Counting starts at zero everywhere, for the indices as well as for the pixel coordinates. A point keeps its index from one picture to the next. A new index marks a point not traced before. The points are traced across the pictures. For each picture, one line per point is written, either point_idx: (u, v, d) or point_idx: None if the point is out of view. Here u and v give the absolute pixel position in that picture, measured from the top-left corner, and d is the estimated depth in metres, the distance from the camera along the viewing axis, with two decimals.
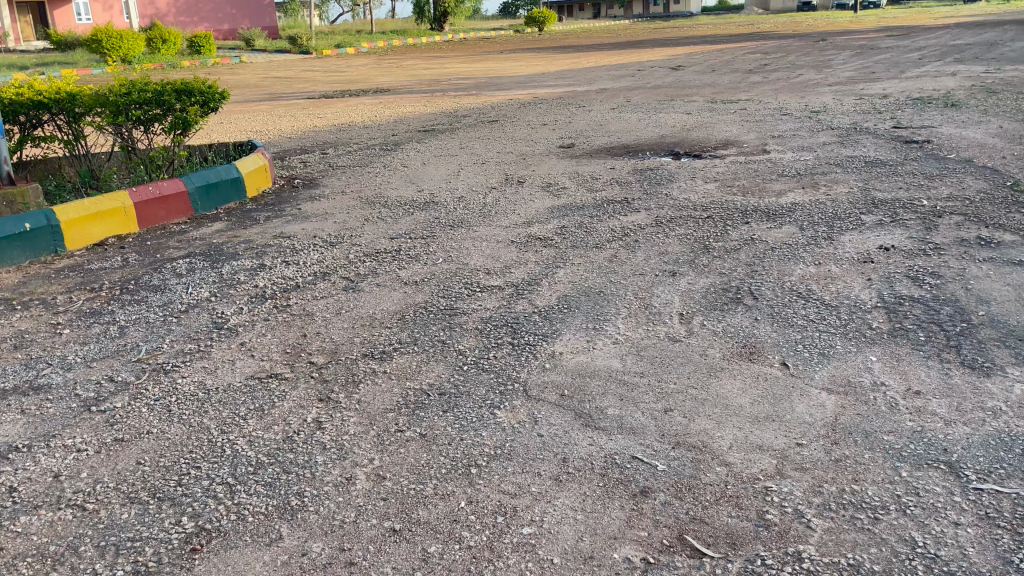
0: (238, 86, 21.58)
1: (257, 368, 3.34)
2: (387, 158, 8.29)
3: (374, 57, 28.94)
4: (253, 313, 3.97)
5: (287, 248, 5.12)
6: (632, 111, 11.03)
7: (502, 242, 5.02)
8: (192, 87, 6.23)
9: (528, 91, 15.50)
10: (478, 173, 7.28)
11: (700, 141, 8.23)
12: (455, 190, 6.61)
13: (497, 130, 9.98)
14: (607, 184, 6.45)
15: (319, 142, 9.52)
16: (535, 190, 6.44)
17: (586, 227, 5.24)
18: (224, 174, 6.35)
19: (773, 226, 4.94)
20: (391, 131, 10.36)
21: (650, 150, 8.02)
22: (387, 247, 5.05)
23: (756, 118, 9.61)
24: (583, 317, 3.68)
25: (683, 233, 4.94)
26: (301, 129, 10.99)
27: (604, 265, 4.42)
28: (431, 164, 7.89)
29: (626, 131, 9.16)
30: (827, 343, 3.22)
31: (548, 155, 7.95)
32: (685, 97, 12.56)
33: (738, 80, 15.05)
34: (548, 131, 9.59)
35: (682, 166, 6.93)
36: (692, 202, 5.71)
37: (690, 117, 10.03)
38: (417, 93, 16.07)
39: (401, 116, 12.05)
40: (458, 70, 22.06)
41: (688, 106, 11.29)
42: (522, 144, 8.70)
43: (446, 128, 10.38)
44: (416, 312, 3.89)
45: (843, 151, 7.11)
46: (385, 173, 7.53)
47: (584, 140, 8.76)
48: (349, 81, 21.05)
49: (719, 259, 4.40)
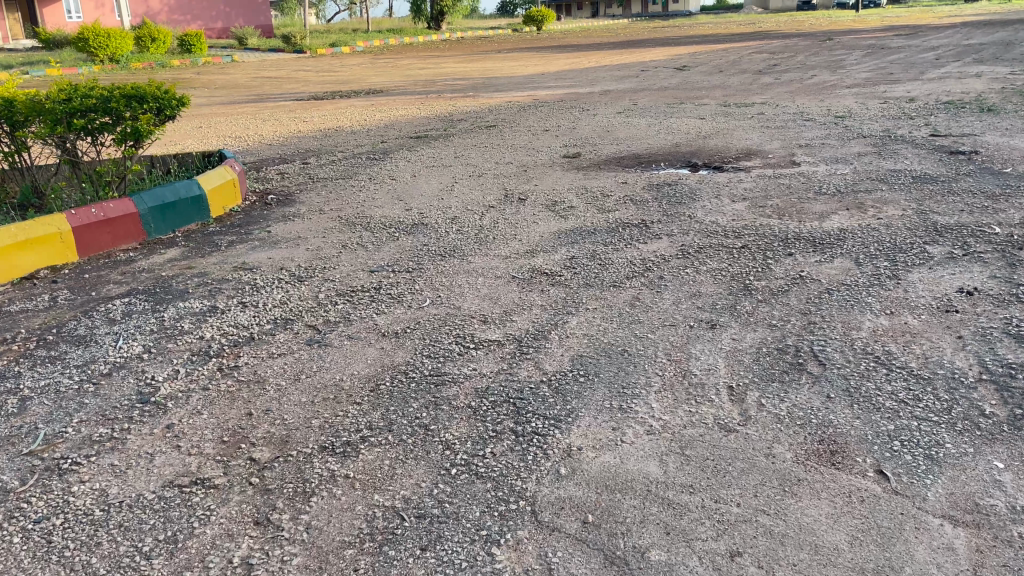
0: (227, 87, 20.78)
1: (180, 470, 2.55)
2: (374, 170, 7.50)
3: (368, 57, 28.13)
4: (190, 379, 3.18)
5: (247, 284, 4.32)
6: (641, 115, 10.26)
7: (502, 278, 4.24)
8: (145, 93, 5.40)
9: (527, 93, 14.72)
10: (474, 188, 6.50)
11: (719, 151, 7.45)
12: (447, 209, 5.82)
13: (495, 136, 9.21)
14: (620, 203, 5.67)
15: (300, 150, 8.73)
16: (538, 210, 5.66)
17: (600, 258, 4.45)
18: (184, 193, 5.56)
19: (822, 259, 4.16)
20: (380, 138, 9.58)
21: (664, 160, 7.24)
22: (364, 283, 4.26)
23: (777, 123, 8.83)
24: (604, 390, 2.88)
25: (716, 268, 4.16)
26: (284, 134, 10.20)
27: (624, 312, 3.63)
28: (422, 176, 7.11)
29: (636, 139, 8.39)
30: (933, 440, 2.44)
31: (553, 167, 7.18)
32: (695, 100, 11.76)
33: (748, 82, 14.26)
34: (550, 138, 8.81)
35: (703, 182, 6.16)
36: (720, 225, 4.93)
37: (704, 122, 9.26)
38: (412, 95, 15.29)
39: (393, 120, 11.27)
40: (454, 70, 21.28)
41: (700, 110, 10.51)
42: (522, 153, 7.92)
43: (440, 134, 9.60)
44: (392, 378, 3.09)
45: (883, 163, 6.33)
46: (369, 187, 6.74)
47: (591, 149, 7.99)
48: (341, 81, 20.27)
49: (766, 305, 3.61)
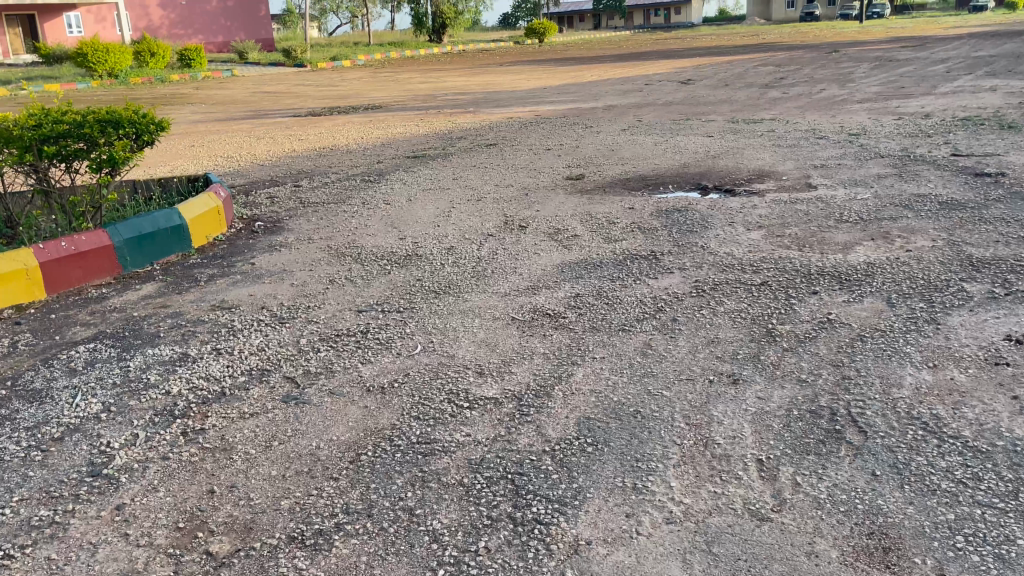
0: (225, 102, 20.53)
1: (124, 568, 2.19)
2: (368, 193, 7.17)
3: (370, 71, 27.92)
4: (149, 447, 2.83)
5: (224, 326, 3.98)
6: (647, 133, 9.94)
7: (501, 319, 3.89)
8: (122, 117, 5.07)
9: (529, 108, 14.42)
10: (473, 214, 6.16)
11: (729, 172, 7.12)
12: (444, 238, 5.49)
13: (496, 155, 8.89)
14: (627, 231, 5.33)
15: (293, 172, 8.41)
16: (540, 239, 5.32)
17: (607, 296, 4.11)
18: (162, 222, 5.23)
19: (851, 299, 3.81)
20: (377, 157, 9.26)
21: (673, 182, 6.90)
22: (351, 326, 3.91)
23: (788, 141, 8.51)
24: (615, 463, 2.53)
25: (735, 309, 3.81)
26: (278, 154, 9.89)
27: (635, 362, 3.28)
28: (418, 200, 6.78)
29: (642, 158, 8.06)
30: (1002, 535, 2.09)
31: (555, 190, 6.84)
32: (701, 116, 11.44)
33: (755, 96, 13.95)
34: (553, 158, 8.48)
35: (715, 208, 5.82)
36: (736, 257, 4.59)
37: (713, 140, 8.94)
38: (411, 110, 15.01)
39: (391, 138, 10.97)
40: (455, 84, 21.03)
41: (708, 127, 10.19)
42: (524, 175, 7.60)
43: (439, 153, 9.28)
44: (375, 446, 2.74)
45: (905, 186, 6.00)
46: (363, 213, 6.41)
47: (595, 169, 7.67)
48: (340, 96, 20.02)
49: (793, 354, 3.26)
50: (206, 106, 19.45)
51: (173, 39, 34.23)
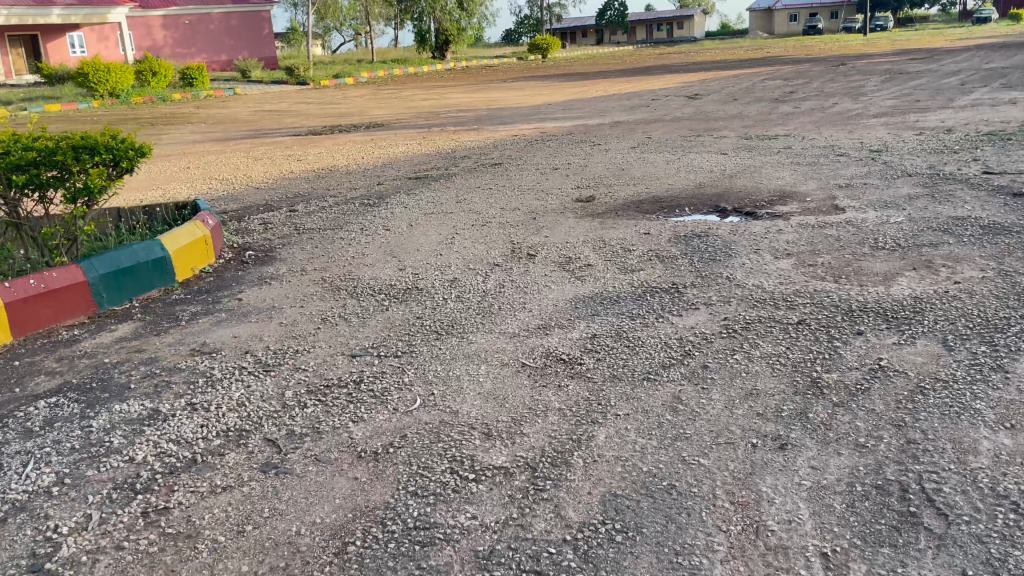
0: (225, 121, 20.25)
1: None
2: (367, 218, 6.79)
3: (373, 88, 27.68)
4: (102, 533, 2.43)
5: (202, 376, 3.58)
6: (657, 151, 9.57)
7: (510, 365, 3.49)
8: (98, 143, 4.69)
9: (534, 125, 14.06)
10: (478, 240, 5.77)
11: (748, 193, 6.73)
12: (447, 268, 5.10)
13: (501, 176, 8.52)
14: (645, 260, 4.93)
15: (288, 195, 8.04)
16: (550, 269, 4.93)
17: (627, 337, 3.70)
18: (143, 255, 4.85)
19: (902, 342, 3.40)
20: (377, 179, 8.89)
21: (689, 204, 6.51)
22: (343, 374, 3.51)
23: (807, 159, 8.12)
24: (650, 559, 2.12)
25: (772, 353, 3.40)
26: (275, 176, 9.53)
27: (665, 421, 2.87)
28: (419, 225, 6.40)
29: (655, 178, 7.68)
30: None
31: (565, 214, 6.45)
32: (712, 133, 11.06)
33: (766, 111, 13.58)
34: (561, 178, 8.10)
35: (737, 233, 5.42)
36: (767, 291, 4.18)
37: (727, 158, 8.56)
38: (413, 128, 14.69)
39: (392, 158, 10.61)
40: (459, 101, 20.74)
41: (720, 144, 9.80)
42: (531, 197, 7.21)
43: (442, 174, 8.91)
44: (366, 533, 2.34)
45: (941, 208, 5.60)
46: (360, 240, 6.03)
47: (605, 191, 7.28)
48: (342, 114, 19.73)
49: (846, 411, 2.85)
50: (206, 125, 19.17)
51: (176, 58, 34.16)
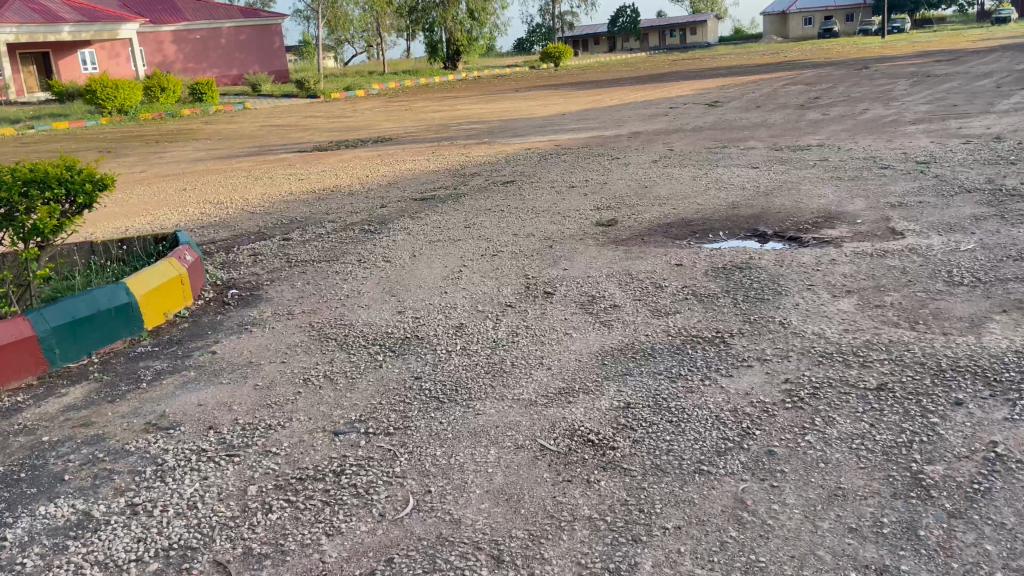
0: (231, 137, 19.77)
1: None
2: (367, 248, 6.17)
3: (383, 100, 27.17)
4: None
5: (152, 464, 2.94)
6: (681, 165, 8.92)
7: (525, 448, 2.83)
8: (50, 177, 4.07)
9: (548, 137, 13.42)
10: (488, 274, 5.14)
11: (789, 214, 6.06)
12: (453, 310, 4.46)
13: (513, 195, 7.89)
14: (681, 300, 4.27)
15: (283, 221, 7.44)
16: (572, 310, 4.28)
17: (669, 407, 3.03)
18: (106, 302, 4.24)
19: (1017, 418, 2.73)
20: (380, 200, 8.28)
21: (724, 228, 5.84)
22: (321, 461, 2.87)
23: (848, 173, 7.45)
24: None
25: (852, 434, 2.73)
26: (274, 198, 8.94)
27: (729, 541, 2.21)
28: (423, 256, 5.77)
29: (683, 197, 7.02)
30: None
31: (585, 240, 5.80)
32: (738, 143, 10.38)
33: (792, 119, 12.89)
34: (579, 197, 7.45)
35: (783, 263, 4.76)
36: (831, 343, 3.51)
37: (759, 173, 7.89)
38: (422, 142, 14.11)
39: (398, 176, 10.02)
40: (470, 112, 20.16)
41: (749, 156, 9.13)
42: (547, 220, 6.58)
43: (450, 194, 8.30)
44: None
45: (1017, 232, 4.91)
46: (355, 275, 5.40)
47: (629, 212, 6.64)
48: (350, 128, 19.21)
49: (967, 529, 2.20)
50: (211, 141, 18.68)
51: (187, 73, 33.81)
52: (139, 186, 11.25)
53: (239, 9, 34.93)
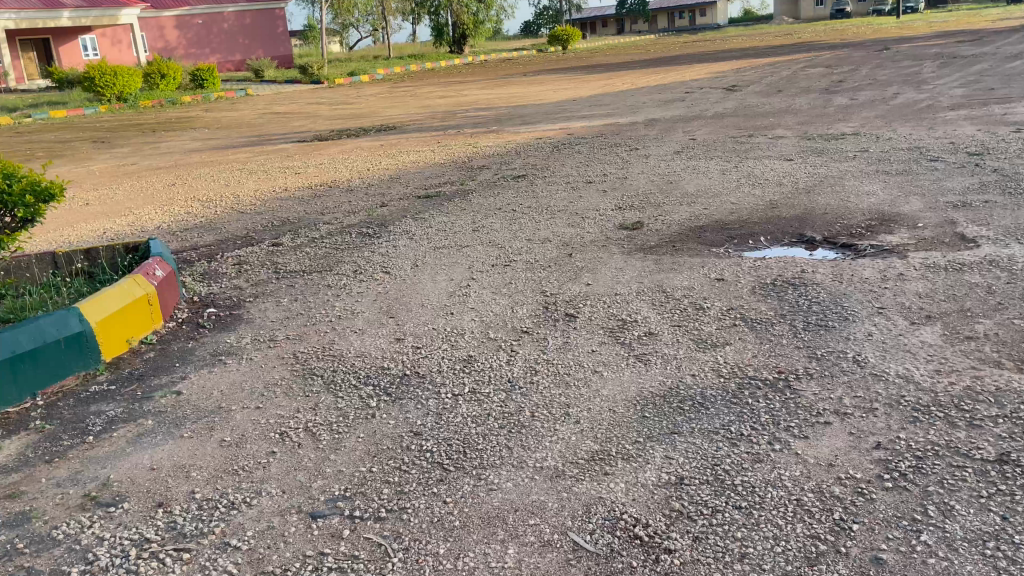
0: (231, 125, 19.14)
1: None
2: (365, 255, 5.55)
3: (388, 86, 26.48)
4: None
5: (80, 564, 2.32)
6: (706, 156, 8.26)
7: (554, 546, 2.20)
8: None
9: (559, 125, 12.74)
10: (500, 290, 4.50)
11: (835, 216, 5.41)
12: (461, 337, 3.84)
13: (525, 192, 7.26)
14: (729, 327, 3.63)
15: (275, 222, 6.81)
16: (601, 339, 3.64)
17: (733, 485, 2.40)
18: (56, 331, 3.62)
19: None
20: (381, 198, 7.65)
21: (765, 233, 5.20)
22: (293, 563, 2.24)
23: (894, 165, 6.78)
24: None
25: (981, 534, 2.11)
26: (267, 194, 8.32)
27: None
28: (427, 267, 5.14)
29: (714, 195, 6.38)
30: None
31: (608, 248, 5.16)
32: (764, 132, 9.69)
33: (818, 104, 12.17)
34: (599, 195, 6.80)
35: (842, 278, 4.12)
36: (924, 391, 2.86)
37: (794, 166, 7.23)
38: (427, 131, 13.47)
39: (401, 168, 9.39)
40: (477, 98, 19.48)
41: (779, 146, 8.45)
42: (564, 221, 5.95)
43: (457, 190, 7.68)
44: None
45: None
46: (349, 290, 4.77)
47: (655, 212, 6.00)
48: (354, 115, 18.56)
49: None
50: (209, 131, 18.08)
51: (189, 59, 33.12)
52: (129, 181, 10.65)
53: None
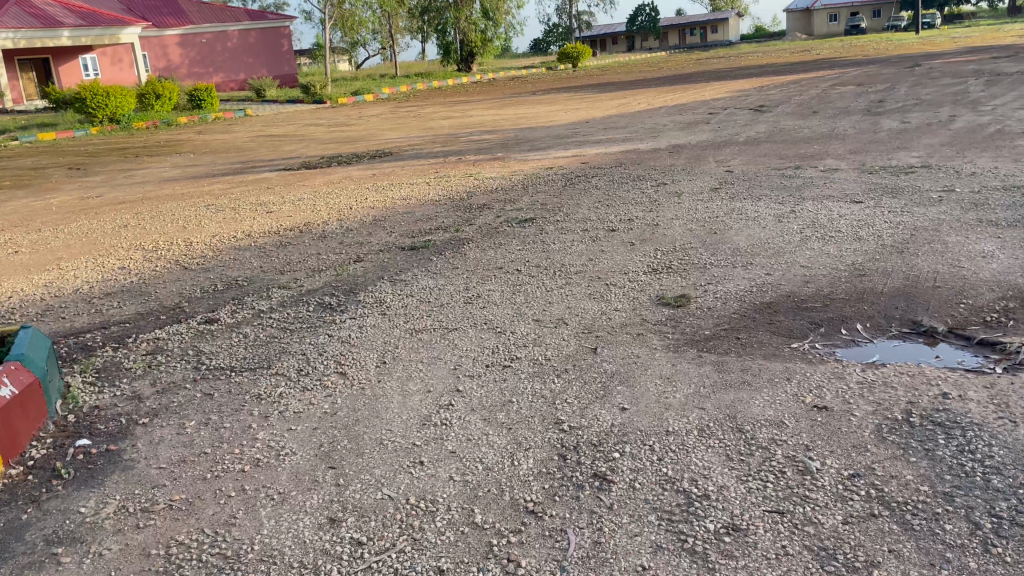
0: (221, 149, 17.92)
1: None
2: (321, 342, 4.17)
3: (392, 106, 25.33)
4: None
5: None
6: (751, 194, 6.88)
7: None
8: None
9: (572, 151, 11.40)
10: (497, 415, 3.10)
11: (953, 290, 4.00)
12: (430, 520, 2.44)
13: (533, 242, 5.90)
14: (866, 521, 2.23)
15: (219, 284, 5.45)
16: (656, 538, 2.24)
17: None
18: None
19: None
20: (358, 248, 6.29)
21: (861, 318, 3.80)
22: None
23: (1000, 212, 5.39)
24: None
25: None
26: (226, 240, 6.99)
27: None
28: (397, 365, 3.75)
29: (775, 252, 5.00)
30: None
31: (646, 338, 3.76)
32: (812, 163, 8.31)
33: (864, 128, 10.78)
34: (625, 250, 5.42)
35: (1017, 415, 2.72)
36: None
37: (866, 210, 5.85)
38: (426, 157, 12.20)
39: (388, 206, 8.07)
40: (483, 119, 18.22)
41: (839, 183, 7.06)
42: (582, 291, 4.57)
43: (450, 237, 6.34)
44: None
45: None
46: (284, 409, 3.38)
47: (701, 278, 4.62)
48: (351, 138, 17.33)
49: None
50: (195, 155, 16.87)
51: (190, 78, 31.92)
52: (82, 218, 9.33)
53: (246, 11, 33.08)
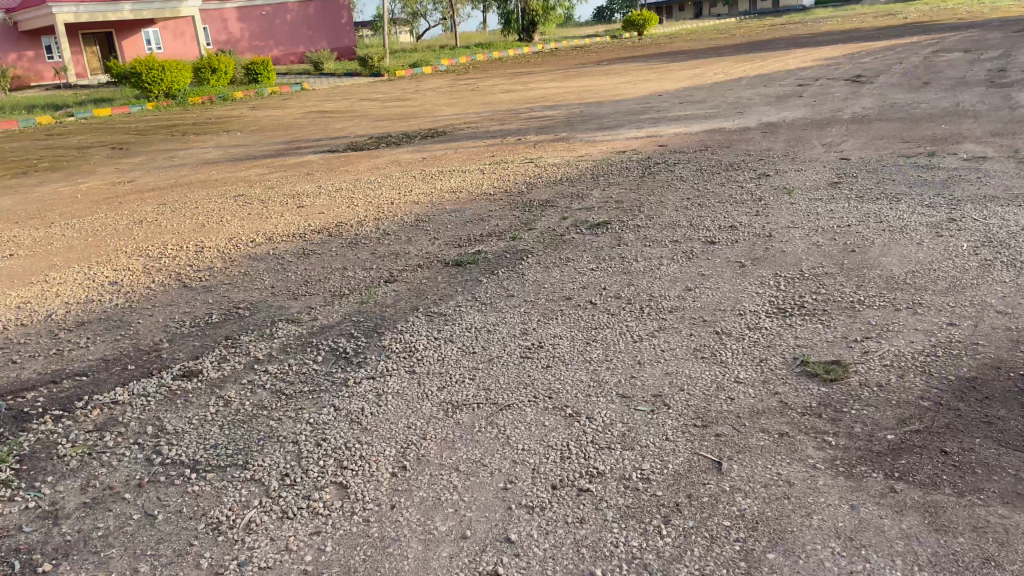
0: (270, 126, 17.02)
1: None
2: (324, 418, 3.01)
3: (451, 78, 24.12)
4: None
5: None
6: (883, 191, 5.48)
7: None
8: None
9: (648, 130, 10.04)
10: None
11: None
12: None
13: (609, 257, 4.65)
14: None
15: (217, 313, 4.34)
16: None
17: None
18: None
19: None
20: (393, 260, 5.13)
21: None
22: None
23: None
24: None
25: None
26: (243, 245, 5.92)
27: None
28: (421, 476, 2.56)
29: (947, 285, 3.64)
30: None
31: (799, 445, 2.48)
32: (948, 148, 6.83)
33: (997, 102, 9.14)
34: (734, 273, 4.13)
35: None
36: None
37: None
38: (483, 137, 10.98)
39: (434, 201, 6.92)
40: (544, 92, 16.86)
41: (996, 177, 5.60)
42: (683, 344, 3.31)
43: (504, 247, 5.13)
44: None
45: None
46: (246, 562, 2.23)
47: (852, 327, 3.30)
48: (404, 114, 16.24)
49: None
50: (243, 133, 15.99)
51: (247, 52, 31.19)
52: (101, 210, 8.42)
53: None
